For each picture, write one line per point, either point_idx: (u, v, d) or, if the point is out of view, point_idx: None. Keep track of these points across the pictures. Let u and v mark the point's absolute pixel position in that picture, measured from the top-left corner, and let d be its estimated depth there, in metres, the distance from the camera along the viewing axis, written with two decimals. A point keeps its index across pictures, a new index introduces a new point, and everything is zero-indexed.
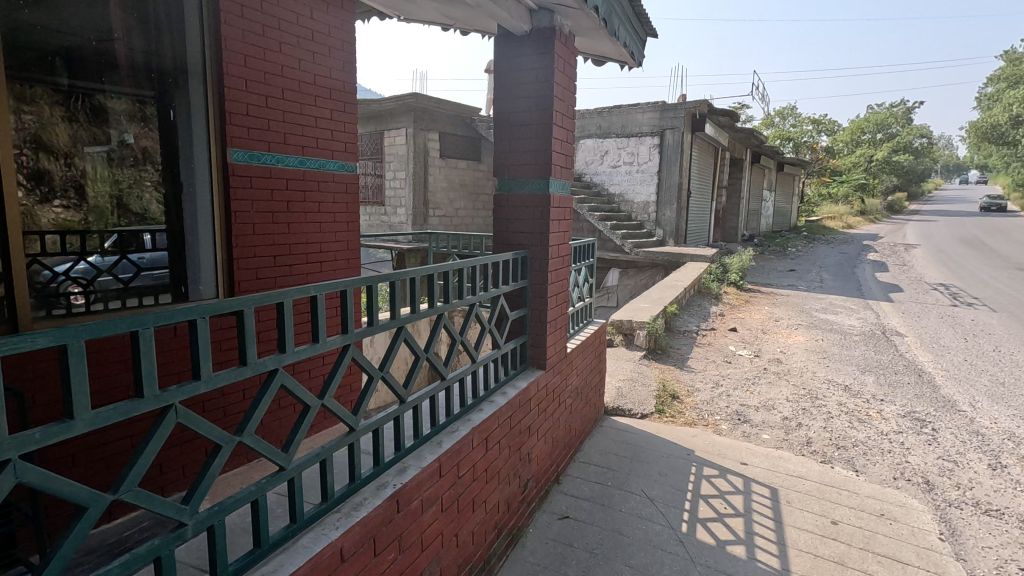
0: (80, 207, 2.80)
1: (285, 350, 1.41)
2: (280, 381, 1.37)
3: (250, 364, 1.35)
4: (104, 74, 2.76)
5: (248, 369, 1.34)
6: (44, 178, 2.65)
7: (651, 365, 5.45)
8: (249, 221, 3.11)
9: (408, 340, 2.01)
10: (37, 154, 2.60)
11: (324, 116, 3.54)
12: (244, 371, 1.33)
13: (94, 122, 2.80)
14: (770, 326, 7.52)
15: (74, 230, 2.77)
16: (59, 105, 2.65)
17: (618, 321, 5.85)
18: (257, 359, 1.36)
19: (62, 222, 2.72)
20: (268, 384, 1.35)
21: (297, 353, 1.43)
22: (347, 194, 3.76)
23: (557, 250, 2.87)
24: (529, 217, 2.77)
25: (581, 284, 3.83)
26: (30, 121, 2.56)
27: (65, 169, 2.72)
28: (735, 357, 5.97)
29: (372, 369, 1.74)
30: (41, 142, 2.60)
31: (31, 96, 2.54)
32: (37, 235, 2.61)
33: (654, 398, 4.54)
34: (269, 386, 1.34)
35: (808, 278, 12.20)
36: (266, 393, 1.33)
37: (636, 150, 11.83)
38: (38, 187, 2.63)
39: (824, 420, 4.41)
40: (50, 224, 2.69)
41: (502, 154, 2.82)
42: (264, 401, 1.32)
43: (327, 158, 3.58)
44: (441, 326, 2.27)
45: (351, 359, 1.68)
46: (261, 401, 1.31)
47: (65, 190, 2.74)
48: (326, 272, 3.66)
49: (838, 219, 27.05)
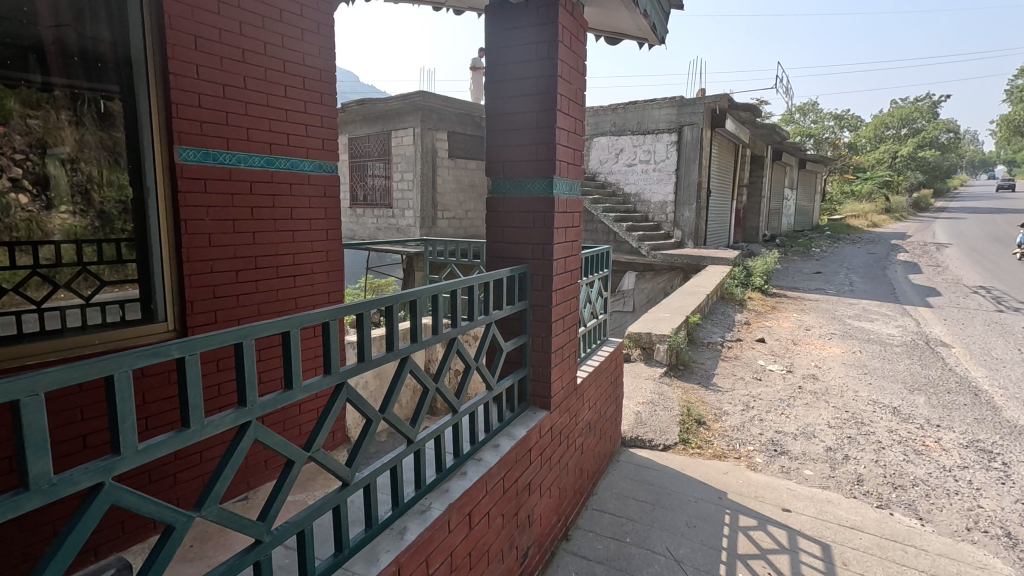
0: (89, 213, 2.52)
1: (122, 450, 0.85)
2: (109, 498, 0.83)
3: (44, 486, 0.77)
4: (97, 71, 2.41)
5: (37, 497, 0.76)
6: (50, 183, 2.46)
7: (674, 383, 4.93)
8: (203, 231, 2.67)
9: (353, 401, 1.33)
10: (44, 160, 2.44)
11: (297, 109, 3.08)
12: (29, 501, 0.76)
13: (101, 128, 2.47)
14: (801, 336, 6.94)
15: (84, 238, 2.52)
16: (65, 107, 2.41)
17: (636, 334, 5.33)
18: (58, 474, 0.78)
19: (69, 231, 2.51)
20: (79, 515, 0.80)
21: (146, 450, 0.88)
22: (327, 199, 3.31)
23: (565, 264, 2.38)
24: (529, 225, 2.27)
25: (594, 299, 3.32)
26: (36, 126, 2.39)
27: (72, 173, 2.48)
28: (765, 373, 5.41)
29: (295, 452, 1.16)
30: (49, 147, 2.43)
31: (36, 99, 2.36)
32: (46, 243, 2.47)
33: (677, 425, 4.03)
34: (81, 518, 0.80)
35: (837, 281, 11.50)
36: (76, 528, 0.80)
37: (653, 147, 11.26)
38: (43, 193, 2.45)
39: (874, 452, 3.85)
40: (59, 231, 2.51)
41: (495, 150, 2.34)
42: (68, 545, 0.79)
43: (301, 156, 3.13)
44: (409, 372, 1.59)
45: (256, 440, 1.08)
46: (62, 547, 0.78)
47: (73, 196, 2.51)
48: (302, 288, 3.21)
49: (863, 215, 26.14)
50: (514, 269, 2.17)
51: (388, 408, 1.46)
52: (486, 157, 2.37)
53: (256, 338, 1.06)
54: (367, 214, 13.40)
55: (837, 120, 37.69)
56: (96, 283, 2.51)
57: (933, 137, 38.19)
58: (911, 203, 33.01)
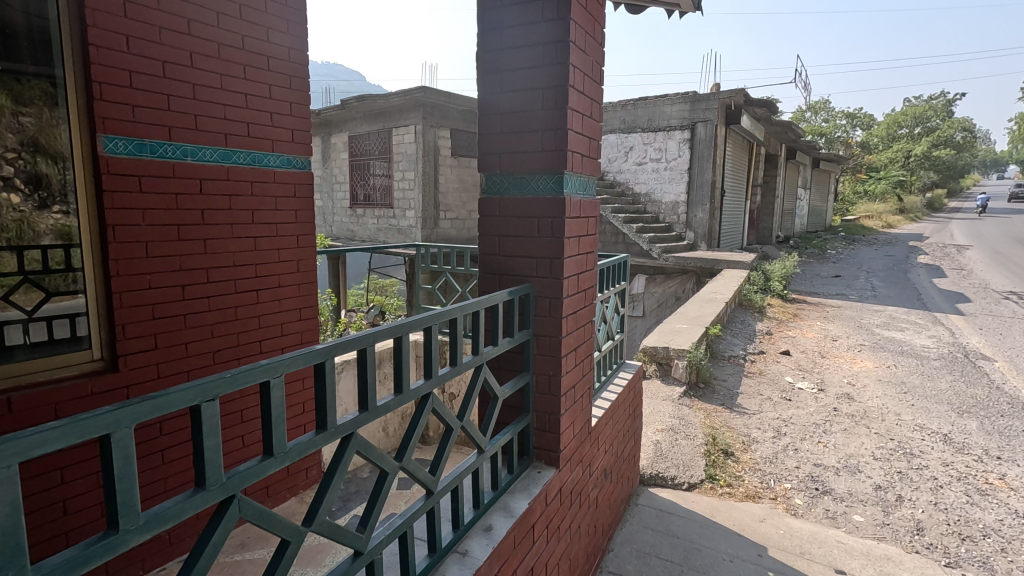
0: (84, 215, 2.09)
1: None
2: None
3: None
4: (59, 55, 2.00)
5: None
6: (43, 182, 2.04)
7: (694, 405, 4.42)
8: (137, 238, 2.19)
9: (256, 521, 0.86)
10: (35, 157, 2.03)
11: (257, 94, 2.60)
12: None
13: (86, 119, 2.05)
14: (828, 348, 6.41)
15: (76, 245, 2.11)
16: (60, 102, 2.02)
17: (651, 348, 4.84)
18: None
19: (62, 234, 2.09)
20: None
21: None
22: (297, 200, 2.84)
23: (578, 282, 1.89)
24: (532, 234, 1.78)
25: (610, 318, 2.83)
26: (28, 122, 1.99)
27: (67, 171, 2.07)
28: (794, 393, 4.89)
29: None
30: (42, 146, 2.03)
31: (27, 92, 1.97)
32: (33, 248, 2.04)
33: (702, 458, 3.53)
34: None
35: (857, 285, 10.95)
36: None
37: (664, 145, 10.74)
38: (36, 193, 2.04)
39: (931, 492, 3.34)
40: (50, 237, 2.08)
41: (489, 139, 1.85)
42: None
43: (264, 149, 2.65)
44: (362, 452, 1.10)
45: None
46: None
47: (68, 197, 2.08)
48: (267, 304, 2.74)
49: (877, 215, 25.45)
50: (513, 292, 1.69)
51: (315, 517, 0.98)
52: (478, 148, 1.89)
53: (23, 459, 0.61)
54: (367, 215, 12.96)
55: (849, 119, 36.97)
56: (42, 294, 2.06)
57: (948, 136, 37.35)
58: (925, 203, 32.26)
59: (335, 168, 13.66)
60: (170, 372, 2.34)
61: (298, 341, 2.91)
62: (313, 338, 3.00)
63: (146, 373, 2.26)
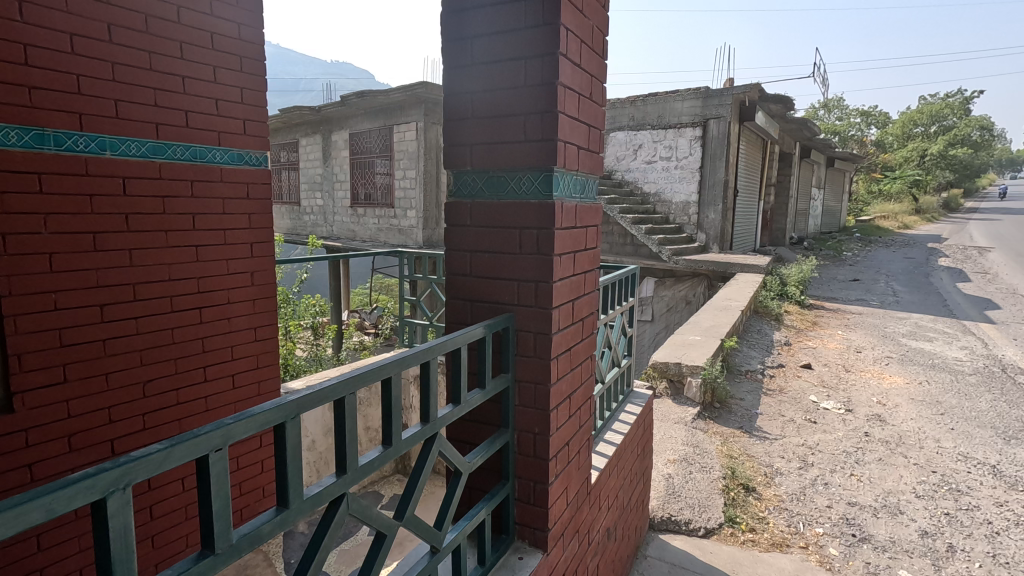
0: None
1: None
2: None
3: None
4: None
5: None
6: None
7: (710, 429, 3.99)
8: (36, 250, 1.79)
9: None
10: None
11: (199, 77, 2.20)
12: None
13: None
14: (853, 361, 5.94)
15: None
16: None
17: (662, 364, 4.41)
18: None
19: None
20: None
21: None
22: (250, 202, 2.44)
23: (574, 309, 1.47)
24: (512, 250, 1.37)
25: (615, 343, 2.41)
26: None
27: None
28: (820, 414, 4.45)
29: None
30: None
31: None
32: None
33: (720, 495, 3.10)
34: None
35: (878, 290, 10.43)
36: None
37: (675, 143, 10.28)
38: None
39: (987, 541, 2.89)
40: None
41: (457, 126, 1.43)
42: None
43: (207, 142, 2.25)
44: None
45: None
46: None
47: None
48: (212, 324, 2.34)
49: (893, 215, 24.78)
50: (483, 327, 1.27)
51: None
52: (444, 138, 1.46)
53: None
54: (368, 214, 12.58)
55: (864, 117, 36.18)
56: None
57: (966, 134, 36.42)
58: (941, 202, 31.48)
59: (336, 166, 13.30)
60: (86, 409, 1.95)
61: (252, 365, 2.51)
62: (272, 361, 2.61)
63: (53, 413, 1.86)
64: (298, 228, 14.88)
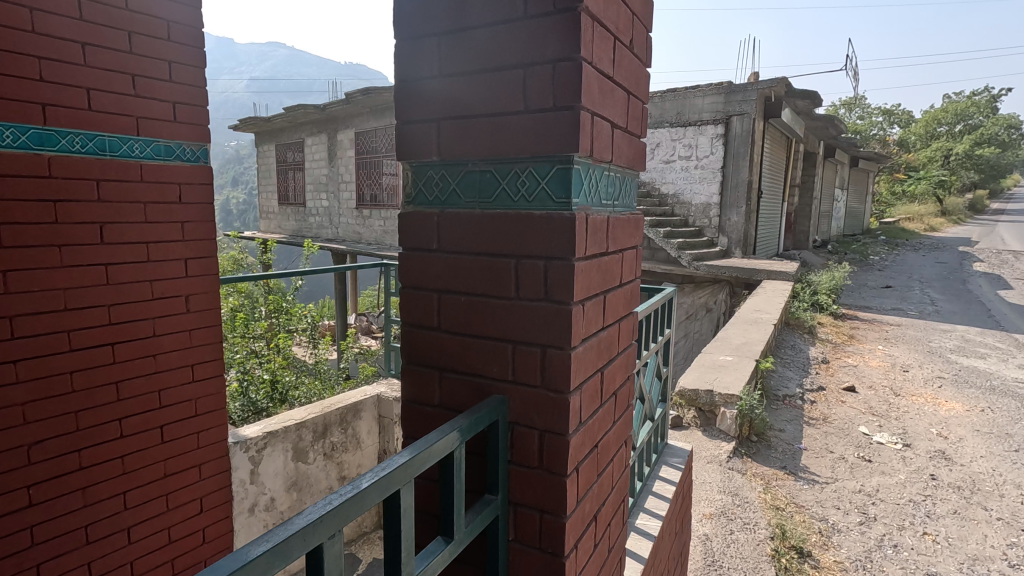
0: None
1: None
2: None
3: None
4: None
5: None
6: None
7: (749, 471, 3.41)
8: None
9: None
10: None
11: (108, 47, 1.69)
12: None
13: None
14: (900, 381, 5.32)
15: None
16: None
17: (690, 391, 3.82)
18: None
19: None
20: None
21: None
22: (183, 208, 1.93)
23: (603, 379, 0.93)
24: (503, 293, 0.83)
25: (648, 390, 1.85)
26: None
27: None
28: (874, 450, 3.85)
29: None
30: None
31: None
32: None
33: (772, 567, 2.52)
34: None
35: (914, 298, 9.75)
36: None
37: (695, 141, 9.65)
38: None
39: None
40: None
41: (414, 87, 0.89)
42: None
43: (119, 130, 1.73)
44: None
45: None
46: None
47: None
48: (131, 364, 1.82)
49: (918, 217, 23.88)
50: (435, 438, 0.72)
51: None
52: (395, 106, 0.92)
53: None
54: (374, 216, 12.11)
55: (886, 115, 35.09)
56: None
57: (993, 133, 35.23)
58: (968, 203, 30.36)
59: (340, 166, 12.83)
60: None
61: (189, 412, 2.00)
62: (215, 405, 2.09)
63: None
64: (301, 229, 14.43)
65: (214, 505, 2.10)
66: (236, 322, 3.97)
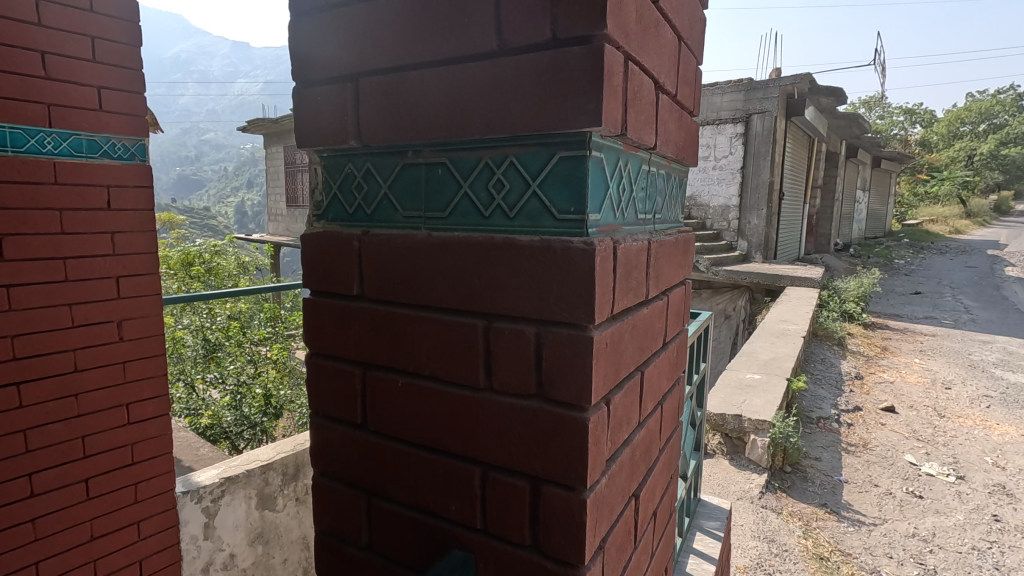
0: None
1: None
2: None
3: None
4: None
5: None
6: None
7: (785, 510, 3.01)
8: None
9: None
10: None
11: (8, 15, 1.36)
12: None
13: None
14: (943, 400, 4.87)
15: None
16: None
17: (716, 416, 3.40)
18: None
19: None
20: None
21: None
22: (113, 216, 1.59)
23: (639, 506, 0.58)
24: (464, 371, 0.51)
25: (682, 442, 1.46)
26: None
27: None
28: (924, 484, 3.43)
29: None
30: None
31: None
32: None
33: None
34: None
35: (946, 305, 9.21)
36: None
37: (713, 141, 9.18)
38: None
39: None
40: None
41: (326, 15, 0.57)
42: None
43: (24, 120, 1.40)
44: None
45: None
46: None
47: None
48: (44, 407, 1.48)
49: (943, 219, 23.04)
50: None
51: None
52: (290, 52, 0.62)
53: None
54: None
55: (908, 115, 34.13)
56: None
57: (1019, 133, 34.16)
58: (994, 206, 29.37)
59: None
60: None
61: (120, 462, 1.66)
62: (159, 450, 1.75)
63: None
64: None
65: (156, 569, 1.76)
66: (231, 330, 3.59)
